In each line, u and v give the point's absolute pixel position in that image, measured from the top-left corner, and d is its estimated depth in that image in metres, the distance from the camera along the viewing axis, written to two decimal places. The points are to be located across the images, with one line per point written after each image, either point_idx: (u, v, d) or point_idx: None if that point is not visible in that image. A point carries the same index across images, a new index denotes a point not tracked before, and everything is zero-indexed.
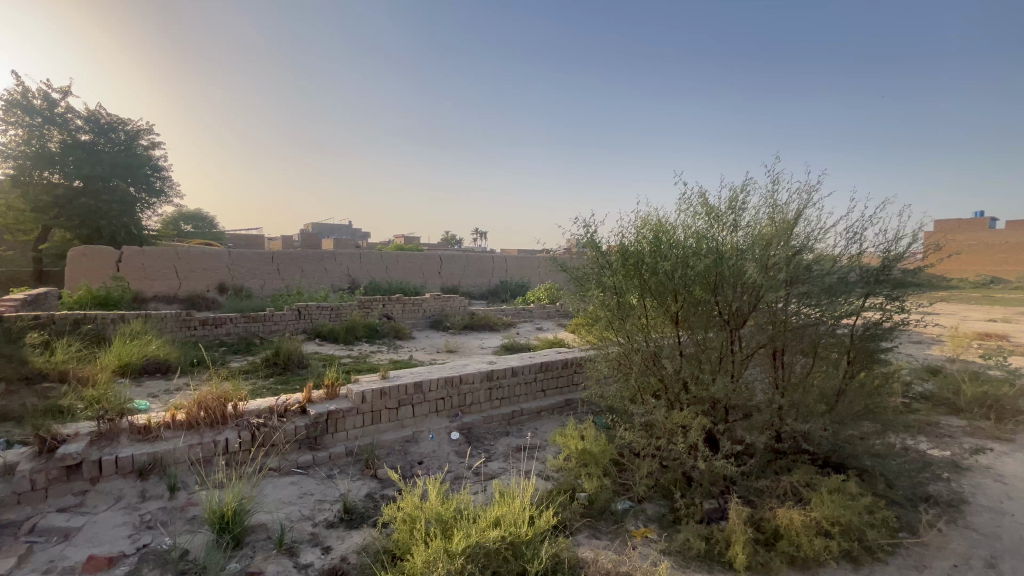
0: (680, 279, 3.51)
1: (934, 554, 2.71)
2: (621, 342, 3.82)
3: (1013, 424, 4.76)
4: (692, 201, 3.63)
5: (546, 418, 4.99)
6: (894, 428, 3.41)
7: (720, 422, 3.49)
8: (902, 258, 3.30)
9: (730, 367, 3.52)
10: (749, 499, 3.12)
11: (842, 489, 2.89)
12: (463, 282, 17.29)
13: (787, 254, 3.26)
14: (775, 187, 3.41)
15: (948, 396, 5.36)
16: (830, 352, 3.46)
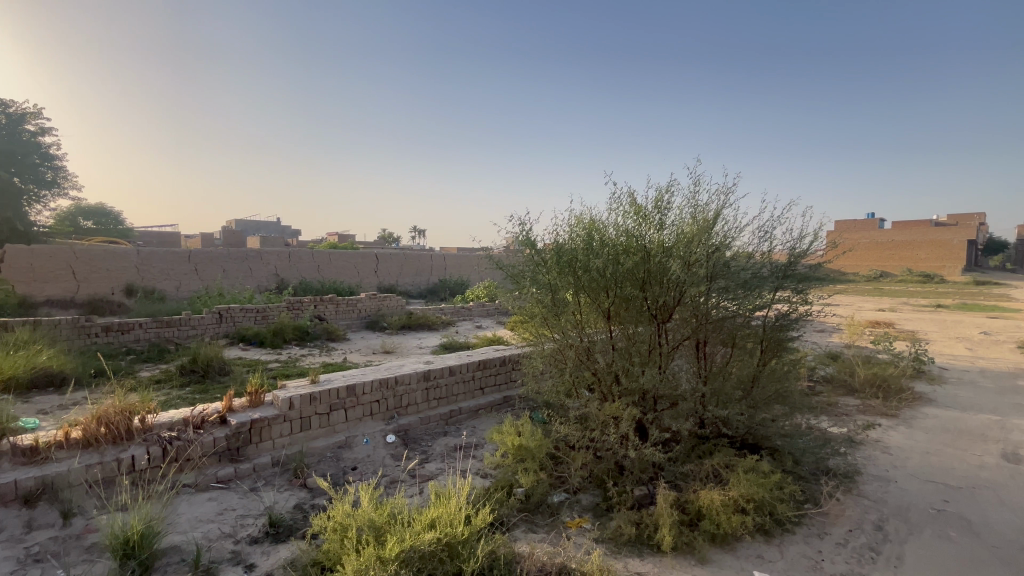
0: (612, 276, 3.63)
1: (832, 521, 3.00)
2: (556, 337, 3.90)
3: (897, 400, 5.38)
4: (622, 200, 3.75)
5: (484, 416, 4.99)
6: (800, 410, 3.74)
7: (649, 412, 3.66)
8: (805, 255, 3.63)
9: (658, 359, 3.69)
10: (675, 483, 3.29)
11: (756, 468, 3.13)
12: (400, 282, 16.89)
13: (708, 252, 3.48)
14: (696, 188, 3.60)
15: (845, 379, 5.96)
16: (747, 342, 3.73)
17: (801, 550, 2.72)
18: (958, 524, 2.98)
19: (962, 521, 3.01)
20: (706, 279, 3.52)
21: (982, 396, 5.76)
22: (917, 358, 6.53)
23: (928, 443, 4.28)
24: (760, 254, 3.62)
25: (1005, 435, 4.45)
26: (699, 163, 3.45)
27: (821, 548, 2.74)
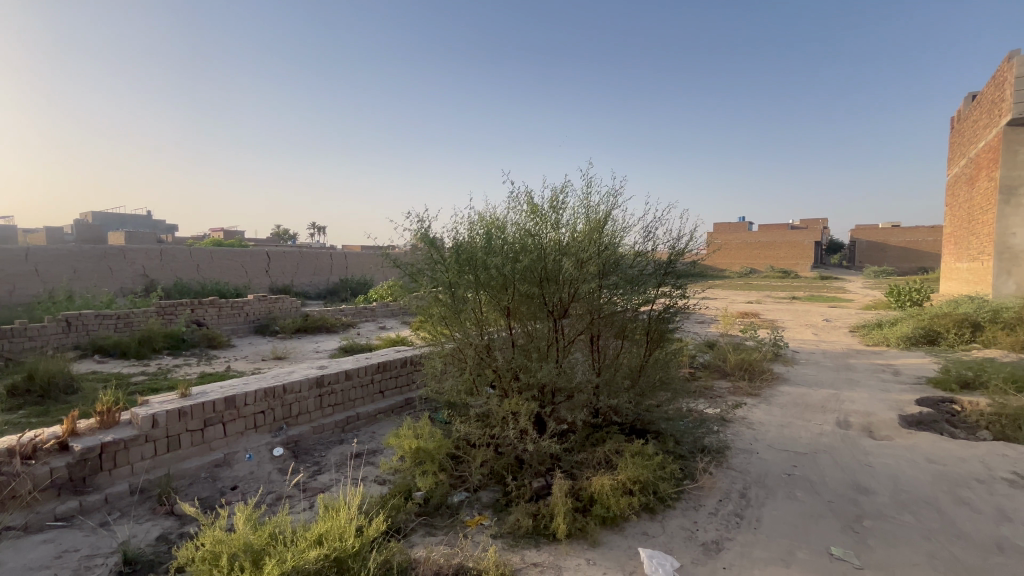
0: (510, 274, 3.67)
1: (706, 493, 3.33)
2: (456, 336, 3.86)
3: (760, 381, 6.14)
4: (519, 199, 3.81)
5: (384, 421, 4.81)
6: (681, 394, 4.09)
7: (547, 405, 3.77)
8: (684, 254, 3.97)
9: (555, 354, 3.82)
10: (571, 472, 3.43)
11: (642, 452, 3.37)
12: (296, 282, 15.70)
13: (599, 250, 3.66)
14: (588, 190, 3.76)
15: (719, 364, 6.66)
16: (635, 334, 3.99)
17: (680, 523, 2.98)
18: (803, 485, 3.46)
19: (807, 482, 3.51)
20: (599, 276, 3.70)
21: (823, 373, 6.78)
22: (775, 343, 7.51)
23: (782, 417, 4.93)
24: (645, 252, 3.88)
25: (839, 405, 5.28)
26: (590, 165, 3.60)
27: (696, 519, 3.02)
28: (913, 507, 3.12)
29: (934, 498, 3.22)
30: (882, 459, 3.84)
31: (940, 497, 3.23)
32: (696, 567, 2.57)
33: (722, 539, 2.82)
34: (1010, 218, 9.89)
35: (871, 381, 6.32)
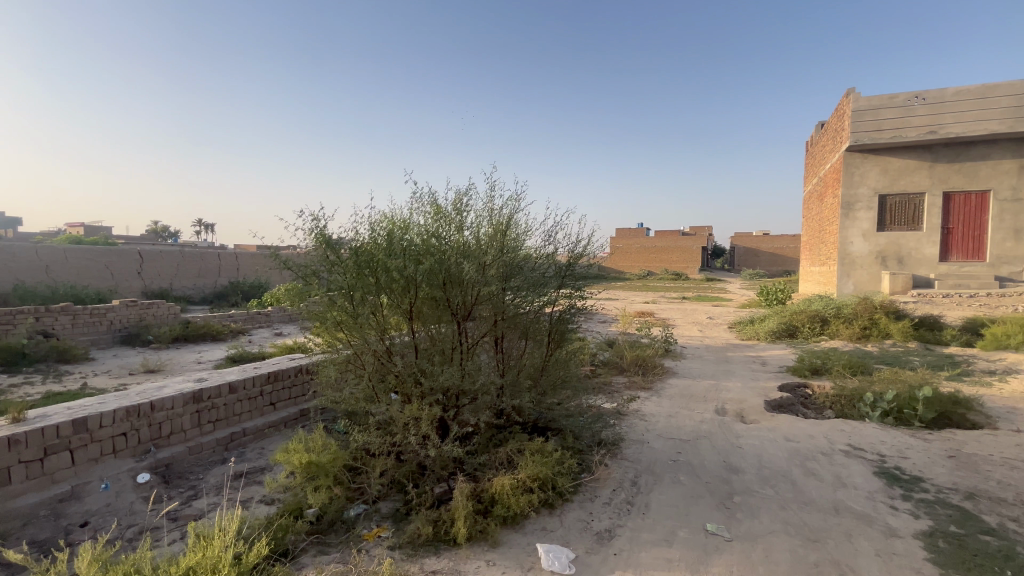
0: (411, 276, 3.57)
1: (601, 484, 3.51)
2: (354, 343, 3.67)
3: (652, 375, 6.64)
4: (423, 200, 3.73)
5: (275, 436, 4.45)
6: (580, 391, 4.28)
7: (451, 409, 3.74)
8: (583, 257, 4.16)
9: (458, 357, 3.79)
10: (474, 474, 3.43)
11: (542, 449, 3.47)
12: (176, 285, 14.04)
13: (502, 253, 3.71)
14: (491, 193, 3.79)
15: (618, 361, 7.10)
16: (537, 335, 4.10)
17: (577, 515, 3.11)
18: (686, 470, 3.79)
19: (689, 467, 3.84)
20: (502, 279, 3.75)
21: (706, 365, 7.50)
22: (666, 340, 8.17)
23: (670, 407, 5.36)
24: (547, 255, 4.01)
25: (717, 394, 5.88)
26: (494, 168, 3.64)
27: (592, 510, 3.18)
28: (773, 481, 3.55)
29: (789, 471, 3.70)
30: (750, 441, 4.34)
31: (794, 470, 3.71)
32: (590, 556, 2.69)
33: (614, 526, 2.99)
34: (849, 229, 11.72)
35: (743, 371, 7.13)
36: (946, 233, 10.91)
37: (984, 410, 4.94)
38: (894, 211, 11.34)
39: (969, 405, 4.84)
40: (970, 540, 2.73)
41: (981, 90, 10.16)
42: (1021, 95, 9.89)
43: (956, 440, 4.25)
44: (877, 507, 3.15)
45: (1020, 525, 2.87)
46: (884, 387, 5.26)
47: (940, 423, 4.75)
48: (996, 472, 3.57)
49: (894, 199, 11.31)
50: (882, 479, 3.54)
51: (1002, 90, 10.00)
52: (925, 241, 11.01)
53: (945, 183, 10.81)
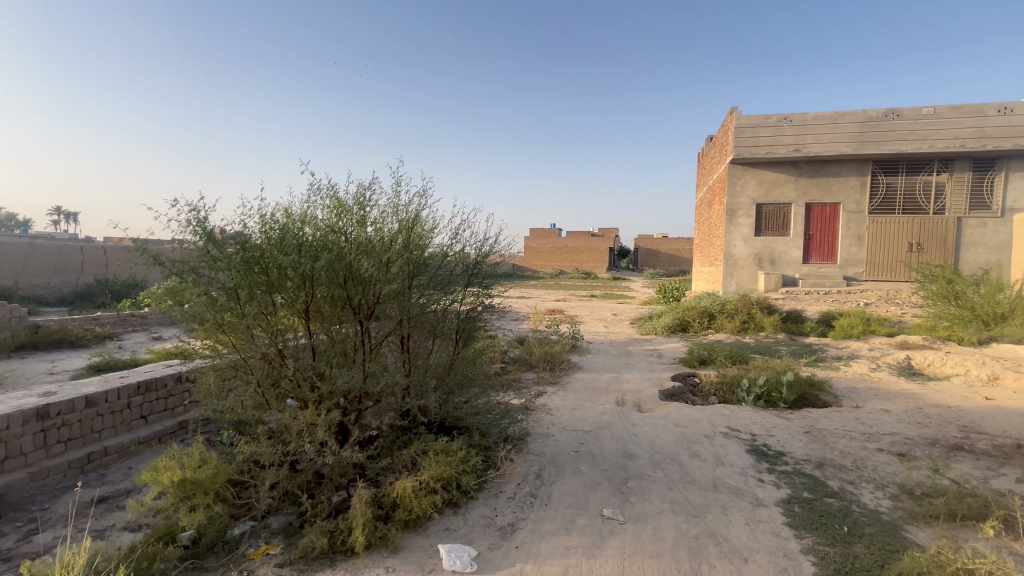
0: (306, 273, 3.33)
1: (506, 479, 3.56)
2: (240, 347, 3.35)
3: (559, 370, 6.89)
4: (322, 193, 3.50)
5: (145, 453, 3.95)
6: (488, 389, 4.29)
7: (352, 413, 3.57)
8: (491, 255, 4.18)
9: (360, 359, 3.62)
10: (376, 479, 3.31)
11: (447, 449, 3.44)
12: (23, 283, 11.96)
13: (407, 250, 3.60)
14: (396, 188, 3.65)
15: (527, 358, 7.27)
16: (444, 333, 4.05)
17: (481, 511, 3.13)
18: (586, 459, 3.96)
19: (589, 456, 4.02)
20: (408, 278, 3.64)
21: (609, 360, 7.93)
22: (573, 336, 8.52)
23: (574, 400, 5.60)
24: (454, 252, 3.97)
25: (618, 386, 6.24)
26: (399, 162, 3.50)
27: (496, 505, 3.21)
28: (663, 464, 3.84)
29: (677, 454, 4.03)
30: (644, 428, 4.66)
31: (681, 453, 4.05)
32: (492, 551, 2.71)
33: (517, 520, 3.04)
34: (732, 233, 13.06)
35: (641, 364, 7.66)
36: (807, 239, 12.55)
37: (832, 390, 5.76)
38: (767, 218, 12.83)
39: (821, 386, 5.61)
40: (819, 503, 3.16)
41: (834, 117, 11.82)
42: (863, 123, 11.66)
43: (811, 417, 4.91)
44: (748, 480, 3.53)
45: (855, 487, 3.38)
46: (756, 373, 5.92)
47: (800, 403, 5.45)
48: (839, 443, 4.18)
49: (768, 207, 12.79)
50: (753, 455, 3.98)
51: (849, 117, 11.72)
52: (791, 246, 12.59)
53: (807, 195, 12.44)
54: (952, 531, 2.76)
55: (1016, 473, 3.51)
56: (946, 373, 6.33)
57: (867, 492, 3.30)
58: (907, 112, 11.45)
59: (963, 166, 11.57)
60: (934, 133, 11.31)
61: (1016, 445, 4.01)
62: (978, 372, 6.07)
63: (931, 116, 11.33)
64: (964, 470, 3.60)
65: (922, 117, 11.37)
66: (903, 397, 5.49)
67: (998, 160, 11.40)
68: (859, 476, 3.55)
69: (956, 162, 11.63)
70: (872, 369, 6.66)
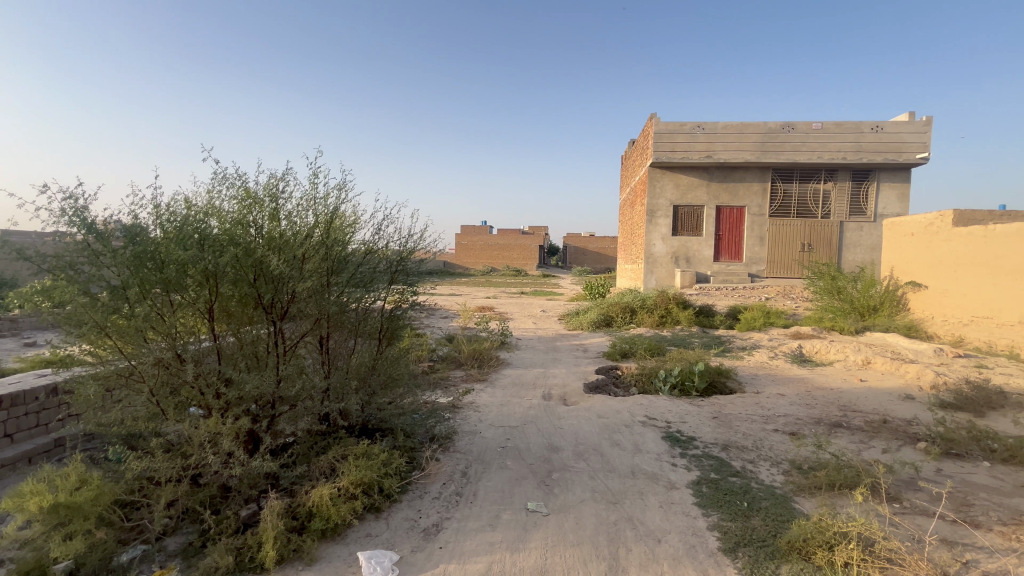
0: (209, 270, 3.04)
1: (431, 479, 3.51)
2: (128, 353, 2.99)
3: (487, 367, 6.90)
4: (228, 183, 3.20)
5: (9, 477, 3.44)
6: (413, 388, 4.19)
7: (264, 420, 3.33)
8: (415, 252, 4.06)
9: (273, 362, 3.38)
10: (291, 489, 3.13)
11: (368, 452, 3.32)
12: None
13: (326, 246, 3.40)
14: (313, 178, 3.42)
15: (455, 356, 7.22)
16: (367, 332, 3.89)
17: (405, 514, 3.05)
18: (513, 454, 4.00)
19: (515, 451, 4.07)
20: (327, 275, 3.45)
21: (537, 355, 8.08)
22: (502, 333, 8.59)
23: (502, 397, 5.64)
24: (377, 248, 3.82)
25: (545, 381, 6.38)
26: (318, 151, 3.28)
27: (421, 506, 3.15)
28: (585, 454, 3.97)
29: (599, 444, 4.19)
30: (569, 421, 4.79)
31: (603, 443, 4.22)
32: (415, 554, 2.66)
33: (441, 520, 3.00)
34: (651, 233, 13.81)
35: (568, 358, 7.89)
36: (717, 239, 13.59)
37: (737, 378, 6.28)
38: (683, 219, 13.71)
39: (727, 374, 6.09)
40: (723, 482, 3.43)
41: (740, 127, 12.86)
42: (764, 134, 12.79)
43: (719, 403, 5.32)
44: (662, 465, 3.75)
45: (754, 465, 3.71)
46: (672, 364, 6.31)
47: (709, 391, 5.89)
48: (742, 426, 4.56)
49: (683, 209, 13.67)
50: (667, 441, 4.24)
51: (752, 128, 12.80)
52: (703, 245, 13.56)
53: (717, 198, 13.45)
54: (832, 499, 3.12)
55: (882, 444, 4.04)
56: (830, 359, 7.12)
57: (764, 469, 3.63)
58: (800, 126, 12.71)
59: (845, 176, 13.06)
60: (822, 146, 12.66)
61: (883, 420, 4.60)
62: (854, 358, 6.89)
63: (819, 130, 12.66)
64: (842, 444, 4.07)
65: (812, 130, 12.68)
66: (795, 382, 6.11)
67: (872, 172, 12.99)
68: (757, 455, 3.90)
69: (839, 172, 13.10)
70: (770, 358, 7.34)
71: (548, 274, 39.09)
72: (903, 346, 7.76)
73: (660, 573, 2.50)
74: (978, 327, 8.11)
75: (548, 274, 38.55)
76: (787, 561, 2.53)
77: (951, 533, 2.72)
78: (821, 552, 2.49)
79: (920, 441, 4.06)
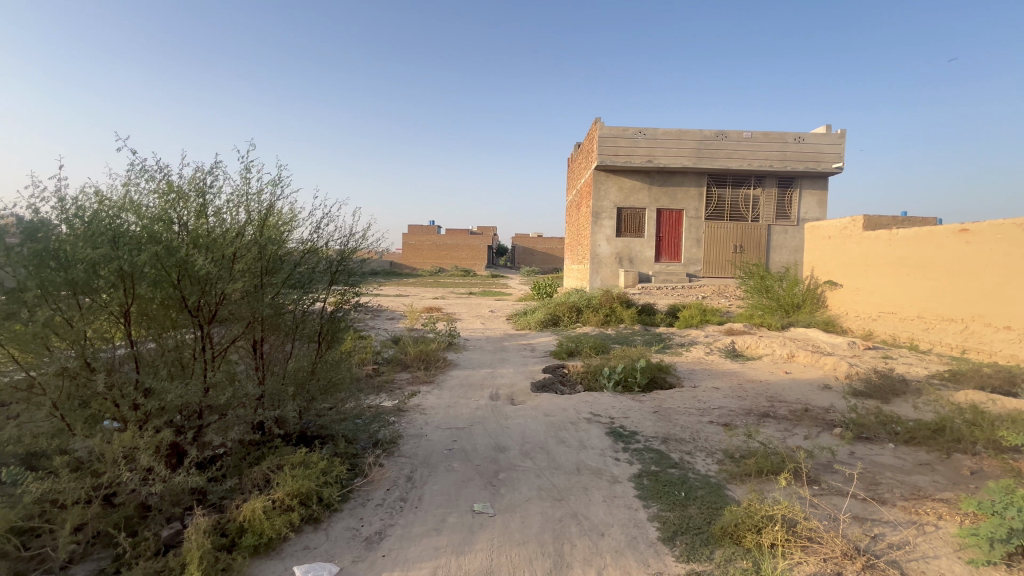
0: (124, 270, 2.78)
1: (375, 486, 3.40)
2: (26, 363, 2.67)
3: (434, 368, 6.80)
4: (148, 175, 2.94)
5: None
6: (355, 393, 4.04)
7: (190, 431, 3.10)
8: (357, 251, 3.91)
9: (199, 369, 3.15)
10: (219, 504, 2.93)
11: (306, 461, 3.17)
12: None
13: (259, 245, 3.20)
14: (245, 173, 3.21)
15: (401, 358, 7.05)
16: (305, 335, 3.71)
17: (346, 523, 2.94)
18: (459, 457, 3.96)
19: (462, 453, 4.03)
20: (260, 276, 3.25)
21: (485, 355, 8.06)
22: (449, 333, 8.50)
23: (449, 398, 5.58)
24: (316, 247, 3.64)
25: (492, 381, 6.37)
26: (250, 144, 3.08)
27: (363, 514, 3.04)
28: (532, 453, 4.00)
29: (545, 442, 4.24)
30: (516, 420, 4.82)
31: (549, 440, 4.27)
32: (356, 564, 2.57)
33: (385, 527, 2.92)
34: (597, 234, 14.17)
35: (516, 358, 7.93)
36: (658, 240, 14.16)
37: (676, 373, 6.56)
38: (626, 221, 14.18)
39: (667, 370, 6.35)
40: (663, 474, 3.56)
41: (678, 133, 13.47)
42: (700, 141, 13.49)
43: (659, 398, 5.53)
44: (606, 460, 3.85)
45: (691, 456, 3.89)
46: (616, 362, 6.50)
47: (651, 386, 6.12)
48: (680, 419, 4.77)
49: (627, 211, 14.15)
50: (611, 437, 4.35)
51: (689, 135, 13.46)
52: (645, 246, 14.09)
53: (657, 201, 14.02)
54: (760, 484, 3.32)
55: (804, 431, 4.35)
56: (759, 353, 7.60)
57: (700, 460, 3.81)
58: (732, 135, 13.51)
59: (772, 182, 14.01)
60: (752, 154, 13.53)
61: (805, 409, 4.97)
62: (781, 352, 7.40)
63: (749, 139, 13.51)
64: (770, 433, 4.35)
65: (743, 139, 13.52)
66: (728, 375, 6.47)
67: (795, 179, 14.02)
68: (694, 446, 4.09)
69: (767, 179, 14.03)
70: (706, 353, 7.73)
71: (496, 274, 39.18)
72: (822, 340, 8.43)
73: (604, 566, 2.56)
74: (885, 321, 8.94)
75: (497, 275, 38.63)
76: (721, 546, 2.66)
77: (861, 510, 2.98)
78: (750, 535, 2.64)
79: (836, 427, 4.42)
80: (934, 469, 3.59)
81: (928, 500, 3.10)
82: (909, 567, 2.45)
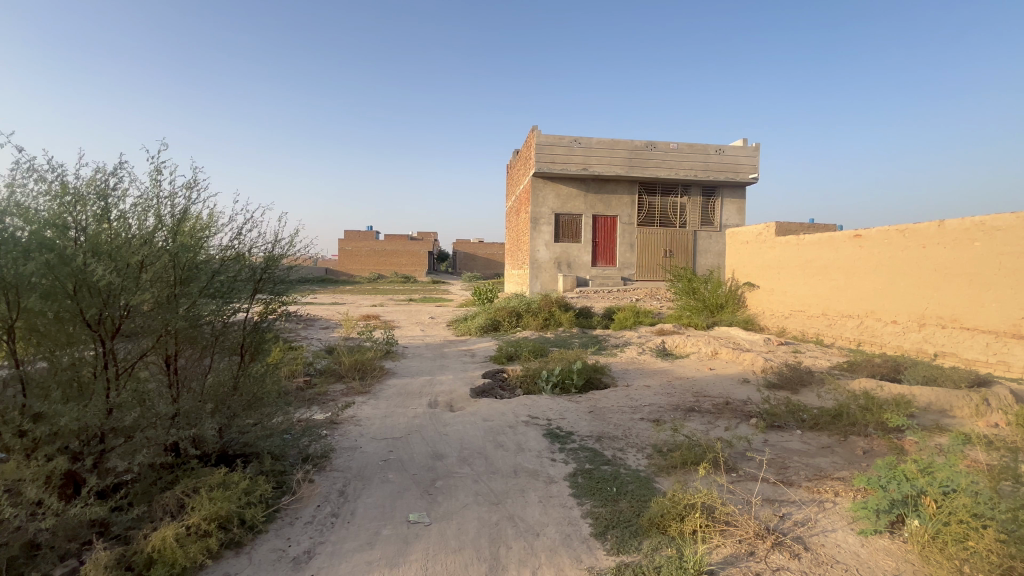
0: (6, 281, 2.48)
1: (303, 504, 3.25)
2: None
3: (369, 377, 6.61)
4: (39, 175, 2.65)
5: None
6: (282, 407, 3.84)
7: (89, 458, 2.80)
8: (283, 258, 3.72)
9: (101, 389, 2.86)
10: (124, 535, 2.69)
11: (225, 481, 2.97)
12: None
13: (171, 252, 2.96)
14: (154, 176, 2.98)
15: (335, 368, 6.79)
16: (226, 347, 3.49)
17: (272, 545, 2.79)
18: (395, 467, 3.87)
19: (398, 463, 3.94)
20: (174, 285, 3.02)
21: (424, 362, 7.95)
22: (387, 341, 8.31)
23: (385, 408, 5.44)
24: (238, 254, 3.43)
25: (431, 388, 6.29)
26: (161, 143, 2.87)
27: (290, 534, 2.90)
28: (470, 459, 4.00)
29: (483, 447, 4.24)
30: (454, 426, 4.79)
31: (487, 445, 4.28)
32: None
33: (314, 545, 2.80)
34: (536, 239, 14.42)
35: (455, 364, 7.87)
36: (594, 245, 14.63)
37: (612, 373, 6.80)
38: (564, 226, 14.56)
39: (603, 370, 6.56)
40: (596, 472, 3.68)
41: (611, 143, 14.03)
42: (632, 151, 14.10)
43: (595, 398, 5.71)
44: (543, 461, 3.92)
45: (622, 453, 4.05)
46: (554, 364, 6.62)
47: (587, 387, 6.29)
48: (614, 418, 4.95)
49: (564, 217, 14.55)
50: (548, 438, 4.43)
51: (621, 145, 14.05)
52: (582, 251, 14.52)
53: (593, 208, 14.53)
54: (684, 475, 3.53)
55: (725, 423, 4.66)
56: (687, 351, 8.05)
57: (631, 455, 3.98)
58: (661, 145, 14.26)
59: (697, 191, 14.91)
60: (678, 164, 14.36)
61: (726, 402, 5.32)
62: (705, 350, 7.89)
63: (676, 150, 14.34)
64: (695, 426, 4.62)
65: (670, 150, 14.31)
66: (659, 373, 6.81)
67: (717, 189, 15.02)
68: (626, 443, 4.26)
69: (692, 187, 14.92)
70: (639, 353, 8.08)
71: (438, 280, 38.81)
72: (742, 338, 9.07)
73: (538, 566, 2.60)
74: (796, 319, 9.77)
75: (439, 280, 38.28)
76: (648, 537, 2.78)
77: (771, 493, 3.24)
78: (674, 524, 2.81)
79: (753, 417, 4.77)
80: (834, 452, 3.97)
81: (828, 479, 3.44)
82: (811, 542, 2.70)
